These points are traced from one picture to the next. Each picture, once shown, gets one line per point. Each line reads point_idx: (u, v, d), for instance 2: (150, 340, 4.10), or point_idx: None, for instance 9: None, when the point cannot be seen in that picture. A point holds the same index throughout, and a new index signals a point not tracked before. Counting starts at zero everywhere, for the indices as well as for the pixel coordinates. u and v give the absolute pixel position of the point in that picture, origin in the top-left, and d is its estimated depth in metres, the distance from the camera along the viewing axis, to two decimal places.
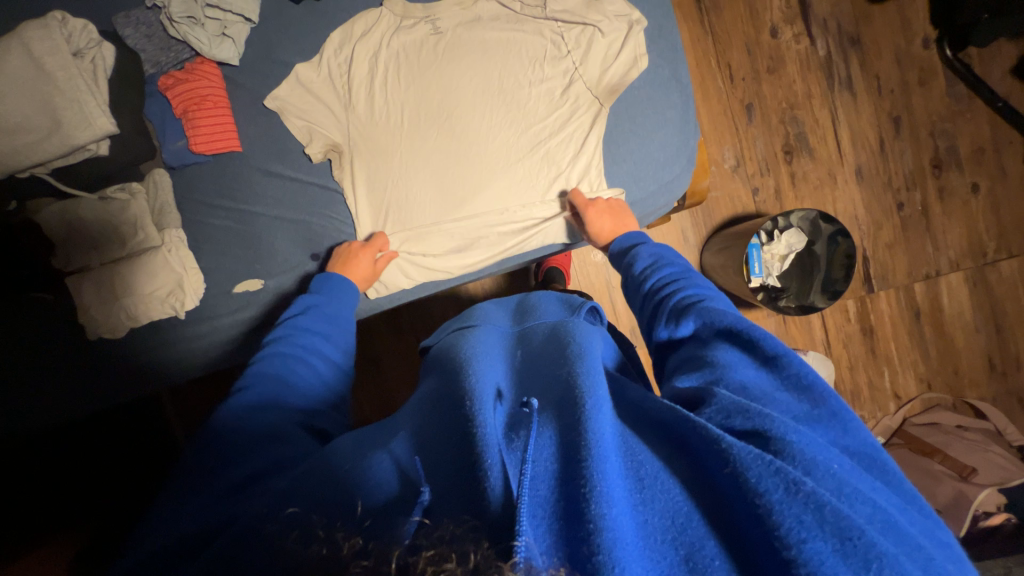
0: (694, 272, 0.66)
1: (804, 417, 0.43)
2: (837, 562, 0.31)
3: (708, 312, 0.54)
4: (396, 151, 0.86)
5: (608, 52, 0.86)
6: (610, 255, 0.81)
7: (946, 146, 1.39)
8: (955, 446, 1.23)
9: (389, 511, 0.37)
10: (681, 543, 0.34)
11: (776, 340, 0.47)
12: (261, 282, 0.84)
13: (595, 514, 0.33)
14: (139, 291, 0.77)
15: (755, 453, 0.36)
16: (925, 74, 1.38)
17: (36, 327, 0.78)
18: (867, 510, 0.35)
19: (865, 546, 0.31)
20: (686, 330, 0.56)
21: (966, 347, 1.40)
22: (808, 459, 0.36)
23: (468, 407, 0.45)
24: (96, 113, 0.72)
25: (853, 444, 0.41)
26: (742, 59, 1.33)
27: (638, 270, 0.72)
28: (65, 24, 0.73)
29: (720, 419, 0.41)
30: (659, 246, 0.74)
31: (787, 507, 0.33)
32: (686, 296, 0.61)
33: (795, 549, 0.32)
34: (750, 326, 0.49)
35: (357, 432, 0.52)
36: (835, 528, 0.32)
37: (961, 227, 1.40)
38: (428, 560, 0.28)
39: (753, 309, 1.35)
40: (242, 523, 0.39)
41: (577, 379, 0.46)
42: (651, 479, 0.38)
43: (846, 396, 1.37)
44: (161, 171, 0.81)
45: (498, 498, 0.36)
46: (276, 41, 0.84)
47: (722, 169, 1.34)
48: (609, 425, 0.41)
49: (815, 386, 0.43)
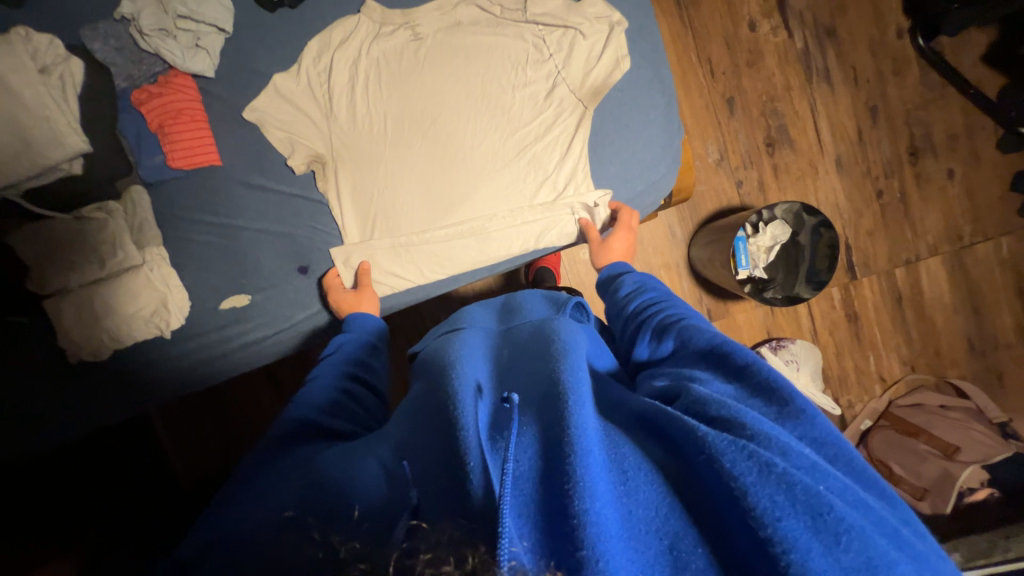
0: (676, 296, 0.69)
1: (775, 417, 0.43)
2: (810, 539, 0.32)
3: (688, 330, 0.57)
4: (381, 160, 0.85)
5: (590, 54, 0.86)
6: (597, 284, 0.84)
7: (921, 134, 1.42)
8: (939, 425, 1.27)
9: (383, 513, 0.38)
10: (666, 533, 0.35)
11: (748, 353, 0.49)
12: (248, 298, 0.82)
13: (578, 510, 0.33)
14: (121, 312, 0.76)
15: (729, 439, 0.37)
16: (899, 64, 1.41)
17: (16, 353, 0.75)
18: (840, 486, 0.36)
19: (834, 521, 0.33)
20: (667, 348, 0.59)
21: (946, 329, 1.44)
22: (782, 442, 0.37)
23: (454, 408, 0.45)
24: (67, 131, 0.71)
25: (821, 434, 0.41)
26: (722, 54, 1.34)
27: (623, 295, 0.75)
28: (31, 40, 0.71)
29: (694, 409, 0.43)
30: (643, 273, 0.77)
31: (762, 489, 0.34)
32: (667, 316, 0.63)
33: (770, 529, 0.33)
34: (726, 342, 0.52)
35: (346, 441, 0.52)
36: (805, 505, 0.34)
37: (938, 213, 1.43)
38: (427, 562, 0.29)
39: (741, 301, 1.37)
40: (225, 548, 0.37)
41: (560, 376, 0.46)
42: (634, 470, 0.38)
43: (834, 381, 1.41)
44: (138, 188, 0.78)
45: (480, 498, 0.36)
46: (252, 50, 0.82)
47: (707, 164, 1.35)
48: (591, 418, 0.42)
49: (782, 388, 0.44)
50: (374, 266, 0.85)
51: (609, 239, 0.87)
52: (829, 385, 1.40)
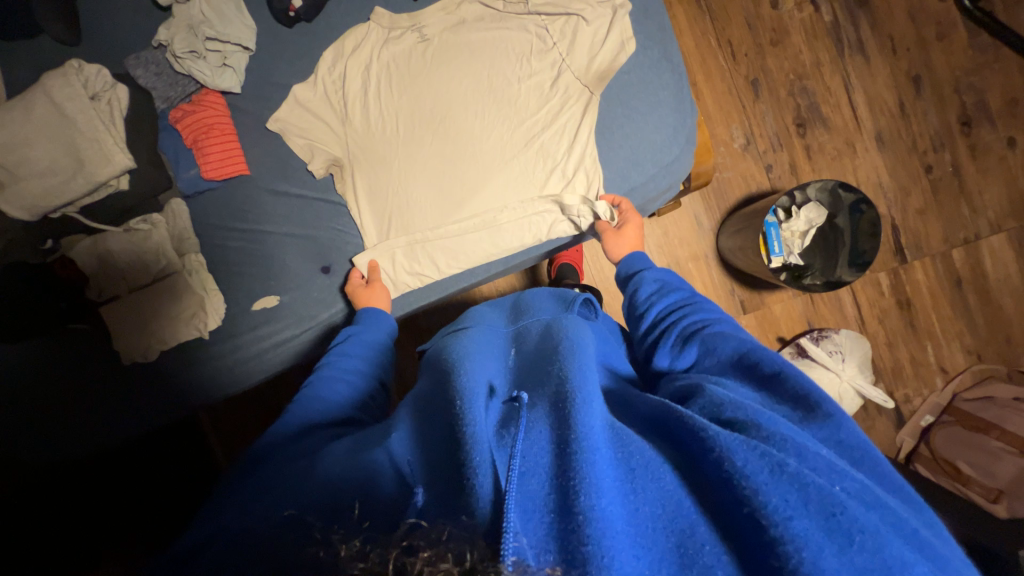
0: (701, 297, 0.67)
1: (798, 422, 0.42)
2: (823, 539, 0.31)
3: (714, 339, 0.55)
4: (395, 161, 0.88)
5: (594, 40, 0.85)
6: (616, 280, 0.81)
7: (974, 101, 1.30)
8: (1013, 420, 1.13)
9: (390, 510, 0.38)
10: (672, 529, 0.34)
11: (780, 360, 0.48)
12: (276, 298, 0.87)
13: (583, 505, 0.32)
14: (166, 315, 0.82)
15: (740, 438, 0.36)
16: (944, 28, 1.30)
17: (76, 358, 0.83)
18: (856, 486, 0.34)
19: (848, 521, 0.31)
20: (690, 355, 0.57)
21: (1017, 313, 1.30)
22: (797, 442, 0.36)
23: (461, 405, 0.45)
24: (114, 150, 0.77)
25: (848, 438, 0.40)
26: (743, 34, 1.29)
27: (644, 296, 0.72)
28: (82, 70, 0.79)
29: (710, 412, 0.42)
30: (665, 271, 0.74)
31: (773, 488, 0.33)
32: (693, 322, 0.61)
33: (781, 528, 0.31)
34: (756, 349, 0.50)
35: (356, 435, 0.53)
36: (818, 505, 0.32)
37: (999, 186, 1.30)
38: (426, 561, 0.28)
39: (777, 291, 1.30)
40: (231, 534, 0.39)
41: (568, 375, 0.45)
42: (641, 467, 0.37)
43: (886, 374, 1.30)
44: (177, 200, 0.85)
45: (487, 502, 0.35)
46: (275, 66, 0.88)
47: (732, 150, 1.30)
48: (599, 416, 0.40)
49: (811, 395, 0.43)
50: (382, 266, 0.87)
51: (623, 228, 0.84)
52: (882, 378, 1.30)
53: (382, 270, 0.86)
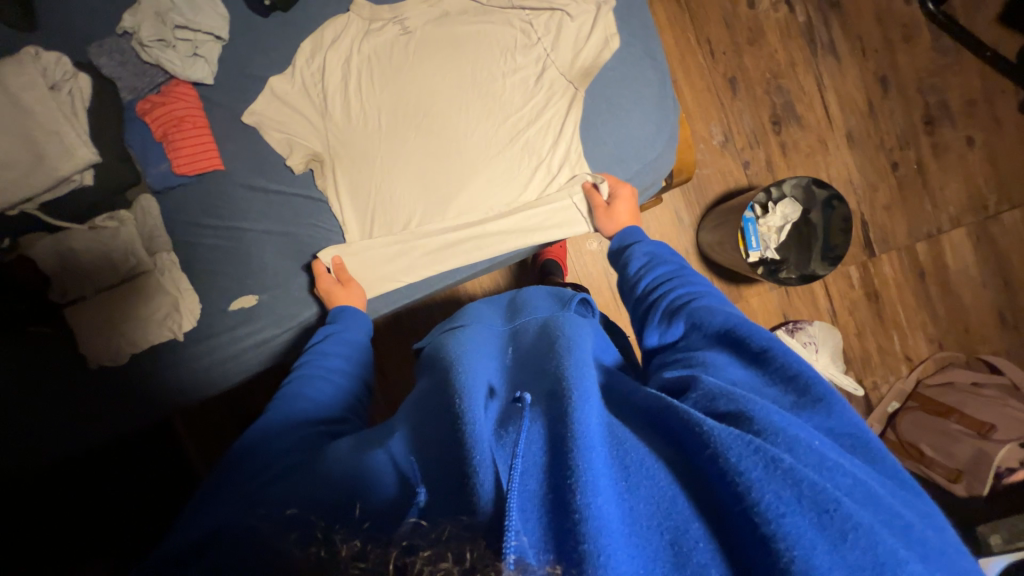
0: (688, 270, 0.68)
1: (790, 406, 0.43)
2: (815, 535, 0.32)
3: (700, 313, 0.56)
4: (377, 156, 0.86)
5: (578, 36, 0.86)
6: (608, 254, 0.82)
7: (936, 101, 1.37)
8: (971, 404, 1.20)
9: (389, 512, 0.37)
10: (667, 528, 0.34)
11: (767, 338, 0.49)
12: (255, 298, 0.84)
13: (580, 504, 0.32)
14: (137, 317, 0.78)
15: (735, 433, 0.37)
16: (909, 30, 1.36)
17: (40, 363, 0.78)
18: (849, 483, 0.36)
19: (842, 518, 0.32)
20: (677, 331, 0.58)
21: (974, 303, 1.37)
22: (791, 438, 0.37)
23: (459, 403, 0.45)
24: (77, 144, 0.74)
25: (840, 426, 0.42)
26: (721, 32, 1.32)
27: (634, 270, 0.73)
28: (40, 58, 0.75)
29: (703, 404, 0.43)
30: (654, 244, 0.75)
31: (767, 485, 0.34)
32: (680, 296, 0.62)
33: (774, 525, 0.32)
34: (742, 325, 0.51)
35: (356, 435, 0.52)
36: (812, 501, 0.33)
37: (959, 182, 1.37)
38: (426, 560, 0.28)
39: (755, 285, 1.33)
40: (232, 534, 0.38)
41: (565, 372, 0.46)
42: (636, 467, 0.38)
43: (856, 363, 1.36)
44: (147, 196, 0.81)
45: (488, 495, 0.35)
46: (249, 57, 0.85)
47: (711, 147, 1.32)
48: (596, 415, 0.41)
49: (802, 375, 0.44)
50: (346, 261, 0.84)
51: (614, 205, 0.85)
52: (852, 367, 1.36)
53: (344, 263, 0.84)
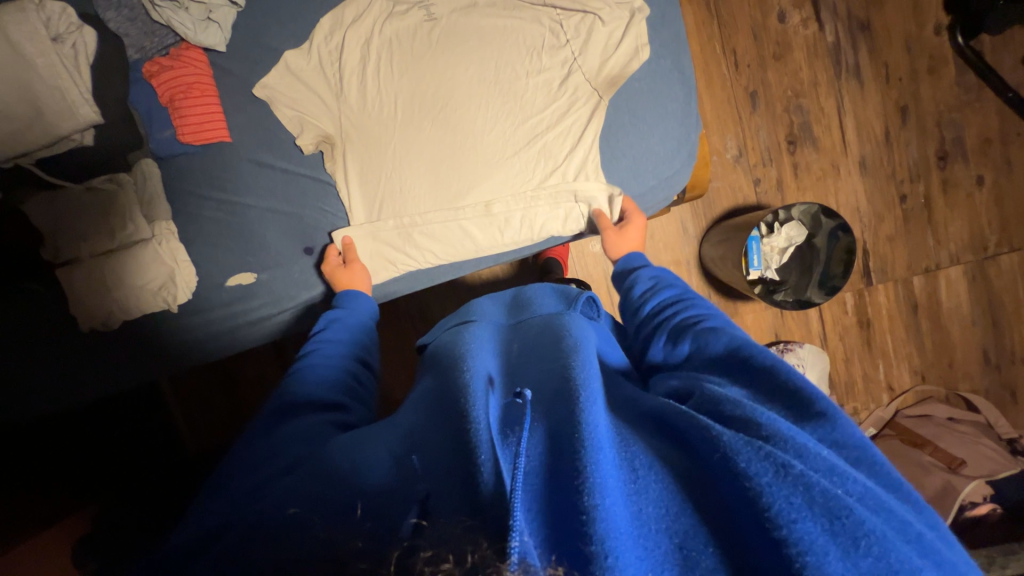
0: (694, 294, 0.68)
1: (790, 421, 0.42)
2: (828, 542, 0.31)
3: (704, 336, 0.57)
4: (391, 143, 0.84)
5: (608, 42, 0.83)
6: (613, 276, 0.82)
7: (952, 137, 1.36)
8: (946, 438, 1.25)
9: (390, 503, 0.38)
10: (676, 531, 0.34)
11: (768, 358, 0.49)
12: (253, 276, 0.82)
13: (588, 504, 0.32)
14: (131, 283, 0.76)
15: (744, 439, 0.36)
16: (936, 62, 1.34)
17: (26, 321, 0.76)
18: (860, 489, 0.35)
19: (854, 524, 0.32)
20: (681, 351, 0.58)
21: (962, 340, 1.40)
22: (799, 443, 0.36)
23: (464, 400, 0.45)
24: (78, 101, 0.72)
25: (843, 437, 0.40)
26: (748, 44, 1.29)
27: (638, 292, 0.74)
28: (42, 7, 0.71)
29: (709, 408, 0.43)
30: (660, 269, 0.76)
31: (778, 490, 0.33)
32: (687, 317, 0.63)
33: (787, 530, 0.32)
34: (744, 348, 0.51)
35: (361, 428, 0.52)
36: (824, 508, 0.33)
37: (963, 220, 1.38)
38: (426, 561, 0.29)
39: (751, 302, 1.34)
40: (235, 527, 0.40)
41: (573, 371, 0.46)
42: (644, 469, 0.38)
43: (840, 387, 1.38)
44: (149, 161, 0.79)
45: (491, 487, 0.36)
46: (264, 26, 0.82)
47: (724, 160, 1.31)
48: (603, 416, 0.41)
49: (804, 391, 0.43)
50: (357, 242, 0.84)
51: (625, 228, 0.85)
52: (835, 391, 1.38)
53: (356, 243, 0.83)
